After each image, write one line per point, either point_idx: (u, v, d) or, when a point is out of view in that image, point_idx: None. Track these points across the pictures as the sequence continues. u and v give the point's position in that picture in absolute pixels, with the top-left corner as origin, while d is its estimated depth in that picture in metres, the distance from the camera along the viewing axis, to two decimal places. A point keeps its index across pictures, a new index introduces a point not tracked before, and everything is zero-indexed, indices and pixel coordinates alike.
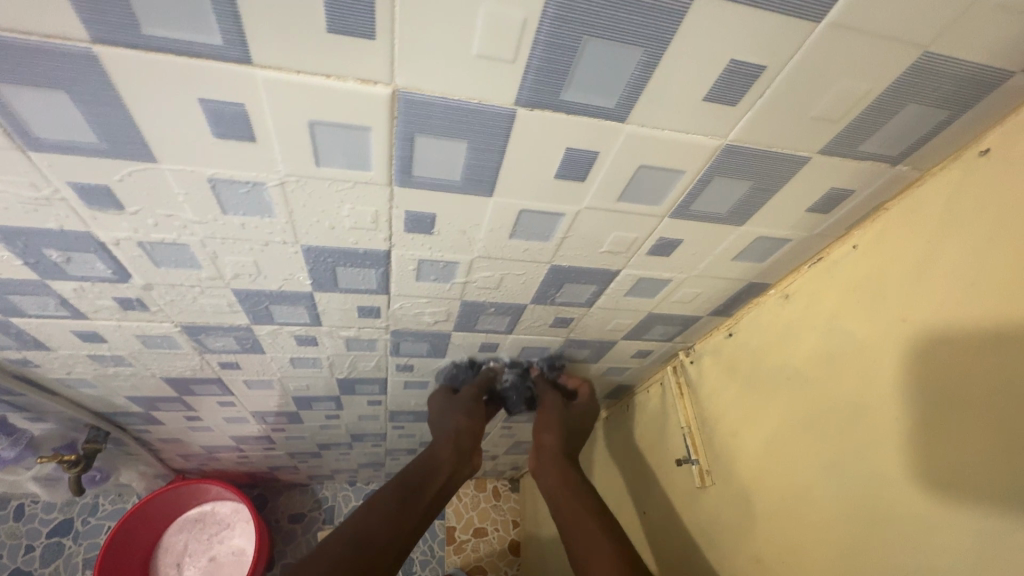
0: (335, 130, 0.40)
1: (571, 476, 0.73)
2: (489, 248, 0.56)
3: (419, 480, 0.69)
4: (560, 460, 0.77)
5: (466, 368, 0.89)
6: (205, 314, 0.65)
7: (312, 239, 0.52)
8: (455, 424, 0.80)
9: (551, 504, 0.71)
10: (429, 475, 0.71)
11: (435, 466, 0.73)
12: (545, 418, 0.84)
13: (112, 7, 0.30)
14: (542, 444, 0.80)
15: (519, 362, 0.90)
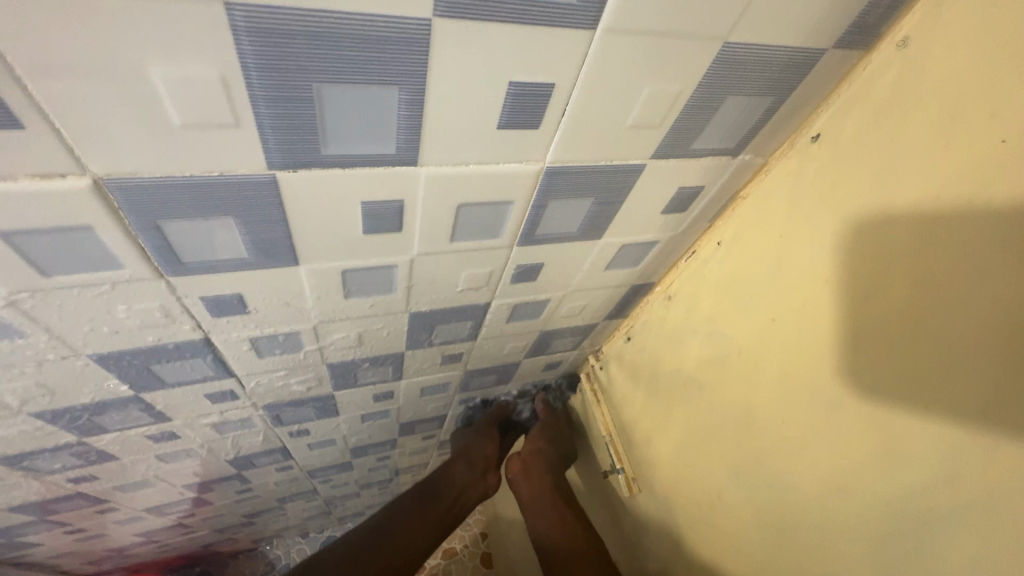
0: (45, 236, 0.31)
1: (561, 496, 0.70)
2: (329, 311, 0.48)
3: (427, 496, 0.68)
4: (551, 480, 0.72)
5: (478, 406, 0.90)
6: (14, 443, 0.54)
7: (97, 347, 0.43)
8: (475, 444, 0.79)
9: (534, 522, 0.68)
10: (441, 493, 0.69)
11: (447, 483, 0.71)
12: (536, 436, 0.80)
13: None
14: (532, 458, 0.76)
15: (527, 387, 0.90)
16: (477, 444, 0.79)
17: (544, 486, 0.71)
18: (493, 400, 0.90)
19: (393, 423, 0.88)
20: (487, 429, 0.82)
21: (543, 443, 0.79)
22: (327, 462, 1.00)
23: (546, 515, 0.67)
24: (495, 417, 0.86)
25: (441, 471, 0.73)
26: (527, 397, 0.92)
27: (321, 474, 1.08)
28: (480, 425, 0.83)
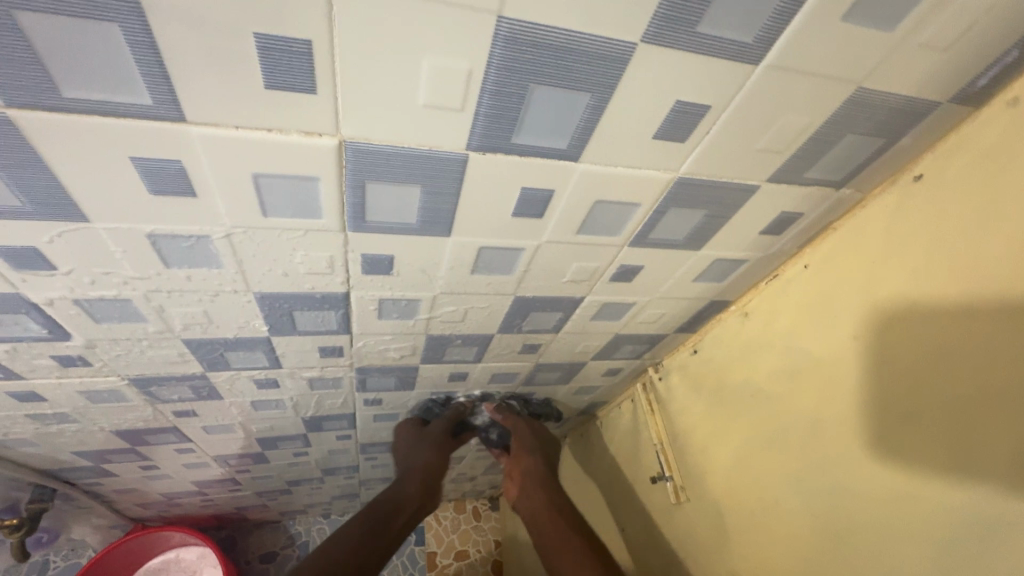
0: (281, 182, 0.38)
1: (555, 499, 0.69)
2: (451, 284, 0.55)
3: (380, 515, 0.63)
4: (545, 481, 0.73)
5: (441, 403, 0.89)
6: (155, 366, 0.62)
7: (264, 286, 0.50)
8: (412, 456, 0.77)
9: (533, 528, 0.66)
10: (390, 519, 0.63)
11: (402, 504, 0.66)
12: (520, 446, 0.81)
13: (28, 71, 0.28)
14: (523, 466, 0.77)
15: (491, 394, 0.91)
16: (417, 456, 0.77)
17: (540, 491, 0.71)
18: (453, 400, 0.90)
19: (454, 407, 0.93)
20: (435, 437, 0.80)
21: (530, 453, 0.79)
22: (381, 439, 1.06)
23: (542, 522, 0.65)
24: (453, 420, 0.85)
25: (390, 489, 0.69)
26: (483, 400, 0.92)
27: (370, 450, 1.14)
28: (434, 432, 0.81)
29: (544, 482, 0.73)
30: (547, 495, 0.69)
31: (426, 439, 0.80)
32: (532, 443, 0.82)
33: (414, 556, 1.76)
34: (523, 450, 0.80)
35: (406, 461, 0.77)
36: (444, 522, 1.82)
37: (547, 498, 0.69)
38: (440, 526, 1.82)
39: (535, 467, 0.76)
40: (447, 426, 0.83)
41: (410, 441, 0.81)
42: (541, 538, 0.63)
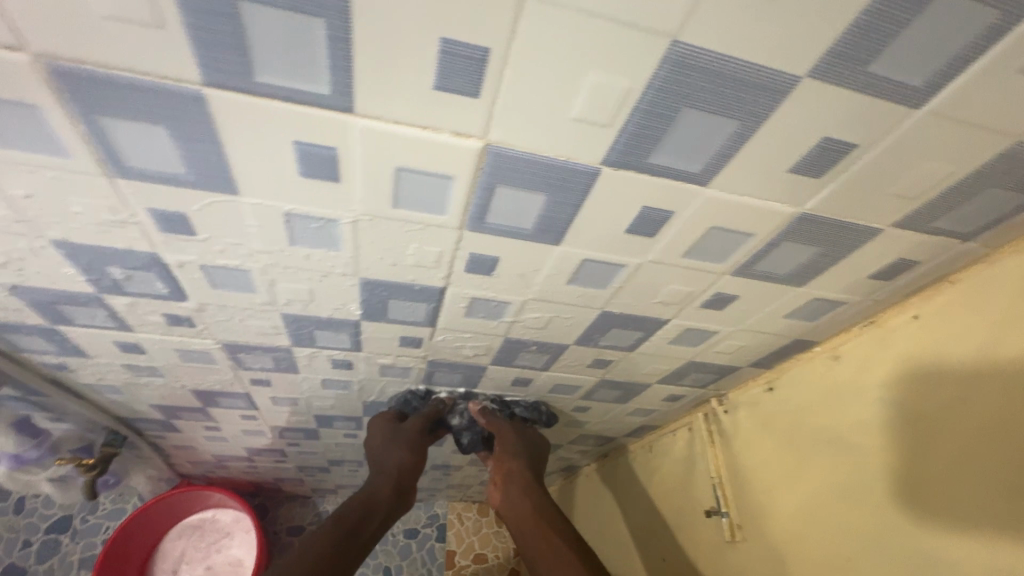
0: (419, 177, 0.40)
1: (541, 502, 0.73)
2: (544, 291, 0.56)
3: (351, 528, 0.63)
4: (529, 488, 0.76)
5: (422, 396, 0.85)
6: (249, 334, 0.65)
7: (370, 272, 0.52)
8: (384, 456, 0.76)
9: (517, 532, 0.70)
10: (361, 525, 0.65)
11: (370, 509, 0.68)
12: (503, 446, 0.80)
13: (232, 56, 0.30)
14: (507, 470, 0.78)
15: (474, 394, 0.87)
16: (390, 457, 0.75)
17: (524, 497, 0.74)
18: (433, 395, 0.86)
19: None
20: (412, 432, 0.78)
21: (513, 454, 0.80)
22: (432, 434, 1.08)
23: (527, 526, 0.70)
24: (429, 417, 0.81)
25: (361, 501, 0.69)
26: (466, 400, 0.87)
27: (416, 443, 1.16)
28: (409, 429, 0.78)
29: (529, 488, 0.75)
30: (534, 500, 0.73)
31: (402, 436, 0.78)
32: (517, 442, 0.81)
33: (433, 552, 1.78)
34: (507, 452, 0.80)
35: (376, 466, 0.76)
36: (466, 522, 1.84)
37: (534, 505, 0.72)
38: (461, 525, 1.83)
39: (517, 472, 0.78)
40: (428, 422, 0.80)
41: (386, 433, 0.79)
42: (527, 544, 0.68)
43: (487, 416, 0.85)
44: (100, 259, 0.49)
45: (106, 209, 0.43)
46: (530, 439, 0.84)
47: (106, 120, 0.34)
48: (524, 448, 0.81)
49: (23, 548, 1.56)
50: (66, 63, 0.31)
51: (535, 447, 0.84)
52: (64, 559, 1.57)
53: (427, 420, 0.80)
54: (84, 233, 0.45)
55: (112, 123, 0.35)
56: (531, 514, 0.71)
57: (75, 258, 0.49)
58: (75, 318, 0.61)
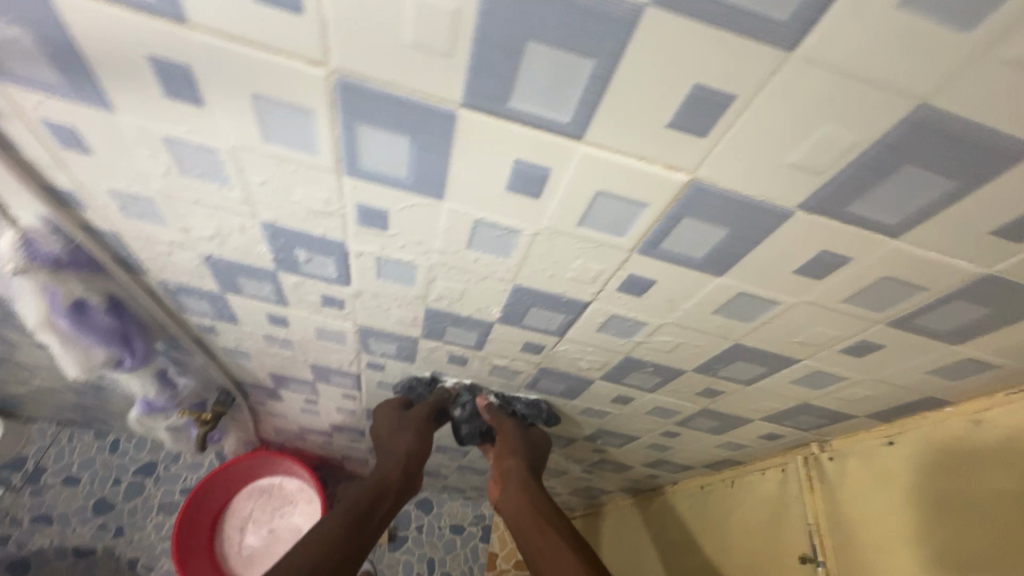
0: (614, 202, 0.43)
1: (537, 501, 0.77)
2: (685, 317, 0.57)
3: (361, 514, 0.69)
4: (527, 484, 0.79)
5: (427, 385, 0.88)
6: (388, 322, 0.70)
7: (526, 281, 0.55)
8: (392, 443, 0.80)
9: (518, 531, 0.75)
10: (370, 510, 0.71)
11: (380, 496, 0.73)
12: (504, 443, 0.83)
13: (499, 84, 0.35)
14: (507, 470, 0.81)
15: (477, 388, 0.88)
16: (398, 444, 0.80)
17: (523, 497, 0.78)
18: (439, 382, 0.88)
19: (598, 425, 0.94)
20: (416, 422, 0.82)
21: (512, 451, 0.83)
22: None
23: (525, 522, 0.74)
24: (432, 407, 0.84)
25: (371, 488, 0.74)
26: (470, 391, 0.89)
27: None
28: (415, 416, 0.82)
29: (526, 487, 0.79)
30: (531, 497, 0.77)
31: (407, 425, 0.82)
32: (517, 438, 0.84)
33: (477, 551, 1.82)
34: (507, 451, 0.82)
35: (383, 452, 0.80)
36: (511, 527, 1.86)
37: (531, 505, 0.76)
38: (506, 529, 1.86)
39: (516, 470, 0.81)
40: (428, 415, 0.83)
41: (391, 423, 0.83)
42: (525, 542, 0.72)
43: (491, 412, 0.86)
44: (292, 241, 0.55)
45: (323, 200, 0.48)
46: (533, 432, 0.87)
47: (362, 127, 0.39)
48: (523, 438, 0.84)
49: (114, 485, 1.78)
50: (357, 79, 0.36)
51: (536, 437, 0.87)
52: (146, 501, 1.78)
53: (428, 411, 0.84)
54: (293, 218, 0.51)
55: (366, 129, 0.40)
56: (527, 516, 0.75)
57: (273, 238, 0.55)
58: (243, 289, 0.67)
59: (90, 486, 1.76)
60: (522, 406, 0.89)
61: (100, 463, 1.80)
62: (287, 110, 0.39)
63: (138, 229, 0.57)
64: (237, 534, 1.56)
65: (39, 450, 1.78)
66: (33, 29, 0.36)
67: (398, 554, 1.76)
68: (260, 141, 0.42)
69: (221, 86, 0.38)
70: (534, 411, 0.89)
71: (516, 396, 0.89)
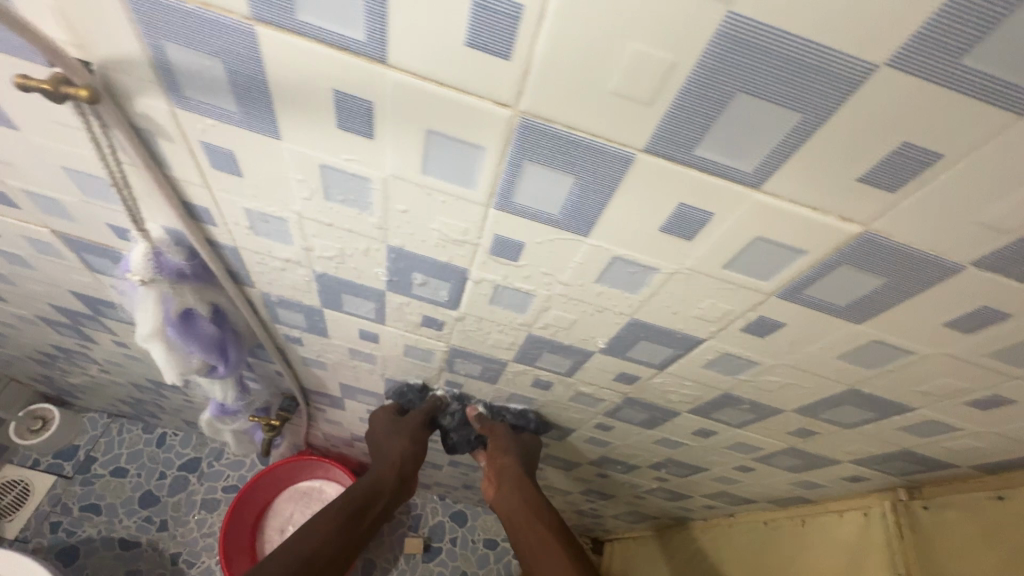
0: (770, 247, 0.42)
1: (530, 496, 0.80)
2: (803, 361, 0.56)
3: (355, 512, 0.73)
4: (522, 483, 0.81)
5: (418, 392, 0.90)
6: (482, 344, 0.70)
7: (645, 315, 0.55)
8: (387, 444, 0.82)
9: (511, 524, 0.79)
10: (365, 510, 0.75)
11: (373, 495, 0.77)
12: (499, 445, 0.83)
13: (688, 132, 0.34)
14: (501, 467, 0.82)
15: (466, 398, 0.89)
16: (393, 447, 0.82)
17: (517, 492, 0.80)
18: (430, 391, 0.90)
19: (669, 454, 0.93)
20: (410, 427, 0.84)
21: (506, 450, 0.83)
22: (572, 457, 1.10)
23: (520, 521, 0.79)
24: (422, 412, 0.87)
25: (366, 487, 0.77)
26: (460, 401, 0.90)
27: (546, 463, 1.17)
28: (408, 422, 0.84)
29: (522, 484, 0.81)
30: (526, 497, 0.80)
31: (402, 429, 0.84)
32: (511, 441, 0.84)
33: (510, 567, 1.80)
34: (500, 451, 0.82)
35: (378, 454, 0.82)
36: None
37: (524, 501, 0.80)
38: None
39: (511, 469, 0.82)
40: (420, 421, 0.85)
41: (385, 428, 0.84)
42: (518, 537, 0.78)
43: (482, 422, 0.87)
44: (412, 265, 0.56)
45: (461, 229, 0.48)
46: (525, 438, 0.88)
47: (529, 165, 0.39)
48: (518, 446, 0.85)
49: (160, 479, 1.81)
50: (540, 121, 0.35)
51: (530, 444, 0.87)
52: (190, 497, 1.79)
53: (419, 418, 0.85)
54: (423, 244, 0.52)
55: (531, 167, 0.39)
56: (522, 512, 0.79)
57: (394, 261, 0.56)
58: (344, 306, 0.68)
59: (137, 479, 1.80)
60: (512, 416, 0.89)
61: (148, 456, 1.84)
62: (455, 145, 0.39)
63: (260, 246, 0.59)
64: (278, 535, 1.57)
65: (91, 441, 1.83)
66: (229, 61, 0.37)
67: (431, 565, 1.78)
68: (416, 173, 0.43)
69: (396, 120, 0.38)
70: (523, 421, 0.89)
71: (505, 406, 0.89)
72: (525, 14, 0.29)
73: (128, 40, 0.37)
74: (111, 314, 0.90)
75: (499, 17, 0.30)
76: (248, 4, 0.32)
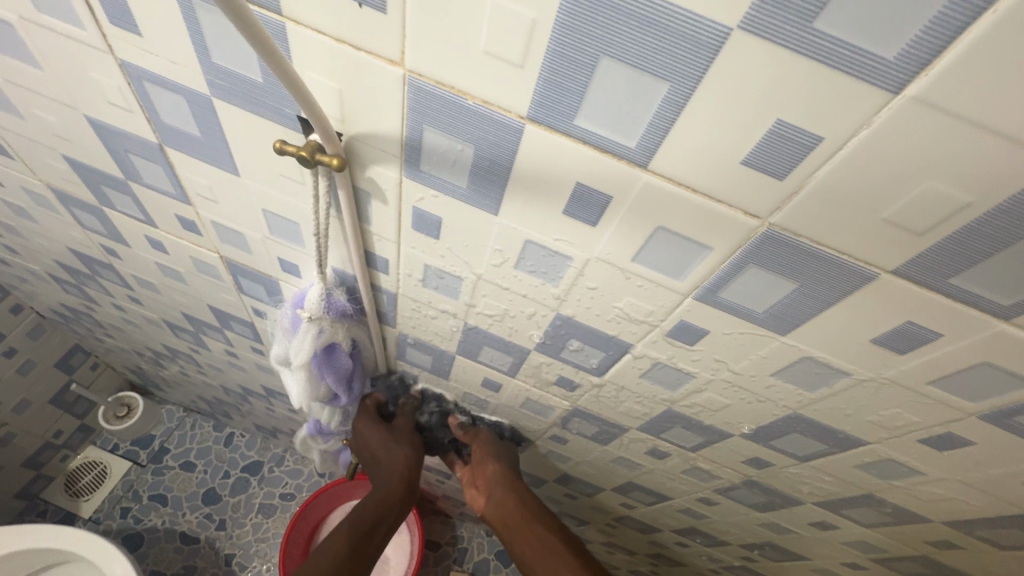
0: (995, 374, 0.40)
1: (526, 499, 0.75)
2: (979, 480, 0.53)
3: (362, 533, 0.68)
4: (516, 486, 0.77)
5: (403, 386, 0.86)
6: (610, 409, 0.69)
7: (812, 412, 0.53)
8: (387, 453, 0.76)
9: (507, 535, 0.74)
10: (372, 532, 0.69)
11: (378, 513, 0.71)
12: (483, 448, 0.82)
13: (949, 262, 0.33)
14: (490, 474, 0.79)
15: (446, 401, 0.86)
16: (393, 454, 0.76)
17: (512, 498, 0.75)
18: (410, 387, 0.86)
19: (771, 538, 0.89)
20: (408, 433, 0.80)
21: (493, 455, 0.81)
22: (654, 522, 1.06)
23: (518, 525, 0.73)
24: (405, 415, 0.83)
25: (374, 507, 0.72)
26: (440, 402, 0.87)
27: (622, 522, 1.14)
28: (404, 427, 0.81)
29: (514, 487, 0.77)
30: (522, 500, 0.75)
31: (401, 437, 0.79)
32: (496, 447, 0.83)
33: None
34: (488, 455, 0.80)
35: (378, 467, 0.77)
36: None
37: (519, 504, 0.75)
38: None
39: (500, 473, 0.78)
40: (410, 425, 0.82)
41: (378, 437, 0.78)
42: (522, 548, 0.72)
43: (465, 430, 0.85)
44: (573, 333, 0.56)
45: (645, 311, 0.49)
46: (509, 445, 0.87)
47: (753, 269, 0.39)
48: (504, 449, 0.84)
49: (223, 478, 1.86)
50: (789, 235, 0.36)
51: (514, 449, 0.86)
52: (249, 499, 1.83)
53: (407, 423, 0.82)
54: (596, 318, 0.52)
55: (755, 271, 0.40)
56: (521, 519, 0.73)
57: (557, 327, 0.56)
58: (480, 356, 0.70)
59: (203, 475, 1.86)
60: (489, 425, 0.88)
61: (215, 453, 1.91)
62: (681, 242, 0.40)
63: (423, 295, 0.61)
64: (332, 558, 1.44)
65: (165, 432, 1.92)
66: (481, 147, 0.39)
67: None
68: (626, 259, 0.43)
69: (629, 215, 0.39)
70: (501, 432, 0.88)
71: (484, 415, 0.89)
72: (821, 145, 0.30)
73: (392, 119, 0.40)
74: (238, 329, 0.95)
75: (791, 144, 0.30)
76: (529, 106, 0.34)
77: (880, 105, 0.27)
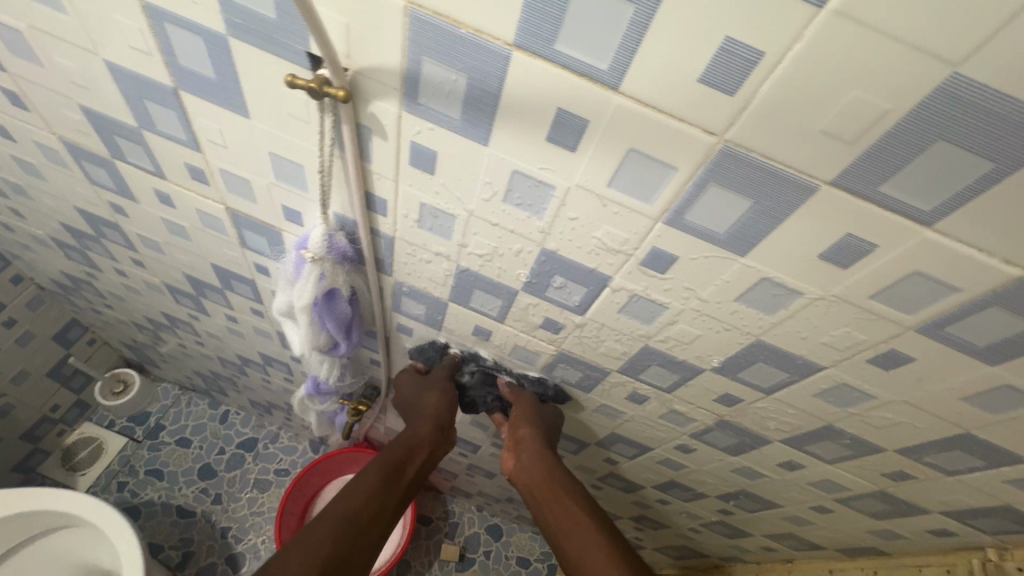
0: (925, 283, 0.46)
1: (552, 467, 0.80)
2: (922, 399, 0.58)
3: (396, 465, 0.73)
4: (546, 455, 0.81)
5: (438, 349, 0.90)
6: (593, 352, 0.75)
7: (772, 338, 0.58)
8: (422, 400, 0.84)
9: (532, 497, 0.79)
10: (405, 465, 0.75)
11: (413, 451, 0.77)
12: (518, 414, 0.84)
13: (876, 169, 0.39)
14: (521, 439, 0.82)
15: (483, 359, 0.89)
16: (427, 402, 0.83)
17: (540, 463, 0.80)
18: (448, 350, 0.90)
19: (744, 485, 0.94)
20: (440, 383, 0.87)
21: (529, 420, 0.84)
22: (636, 479, 1.12)
23: (545, 493, 0.77)
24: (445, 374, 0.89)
25: (408, 443, 0.78)
26: (478, 365, 0.90)
27: (607, 481, 1.19)
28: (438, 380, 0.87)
29: (543, 455, 0.81)
30: (551, 467, 0.79)
31: (433, 383, 0.86)
32: (531, 413, 0.85)
33: None
34: (522, 419, 0.83)
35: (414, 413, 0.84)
36: None
37: (545, 471, 0.79)
38: None
39: (532, 439, 0.82)
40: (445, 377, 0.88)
41: (416, 387, 0.86)
42: (545, 510, 0.76)
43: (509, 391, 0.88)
44: (556, 269, 0.61)
45: (620, 240, 0.54)
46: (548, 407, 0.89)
47: (713, 188, 0.45)
48: (541, 412, 0.86)
49: (219, 453, 1.89)
50: (741, 150, 0.41)
51: (554, 417, 0.88)
52: (244, 475, 1.86)
53: (444, 375, 0.88)
54: (577, 252, 0.57)
55: (714, 191, 0.45)
56: (546, 483, 0.78)
57: (541, 264, 0.61)
58: (471, 302, 0.74)
59: (198, 451, 1.89)
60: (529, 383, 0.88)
61: (210, 430, 1.94)
62: (650, 164, 0.45)
63: (419, 237, 0.66)
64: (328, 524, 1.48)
65: (161, 409, 1.95)
66: (473, 76, 0.44)
67: None
68: (602, 184, 0.48)
69: (604, 139, 0.44)
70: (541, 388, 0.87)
71: (523, 374, 0.88)
72: (764, 60, 0.35)
73: (394, 52, 0.44)
74: (240, 288, 0.99)
75: (737, 59, 0.35)
76: (516, 33, 0.39)
77: (809, 20, 0.32)
